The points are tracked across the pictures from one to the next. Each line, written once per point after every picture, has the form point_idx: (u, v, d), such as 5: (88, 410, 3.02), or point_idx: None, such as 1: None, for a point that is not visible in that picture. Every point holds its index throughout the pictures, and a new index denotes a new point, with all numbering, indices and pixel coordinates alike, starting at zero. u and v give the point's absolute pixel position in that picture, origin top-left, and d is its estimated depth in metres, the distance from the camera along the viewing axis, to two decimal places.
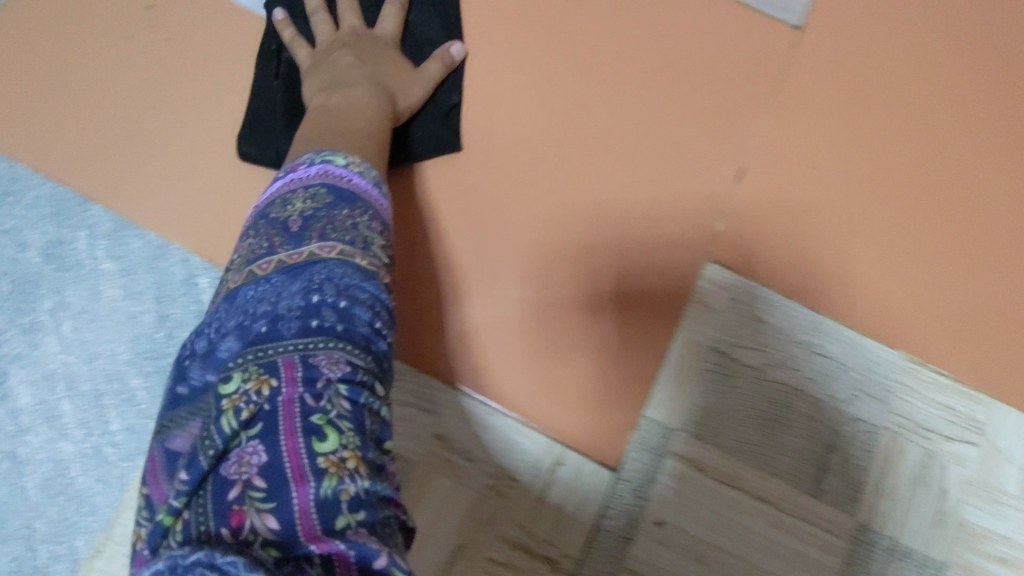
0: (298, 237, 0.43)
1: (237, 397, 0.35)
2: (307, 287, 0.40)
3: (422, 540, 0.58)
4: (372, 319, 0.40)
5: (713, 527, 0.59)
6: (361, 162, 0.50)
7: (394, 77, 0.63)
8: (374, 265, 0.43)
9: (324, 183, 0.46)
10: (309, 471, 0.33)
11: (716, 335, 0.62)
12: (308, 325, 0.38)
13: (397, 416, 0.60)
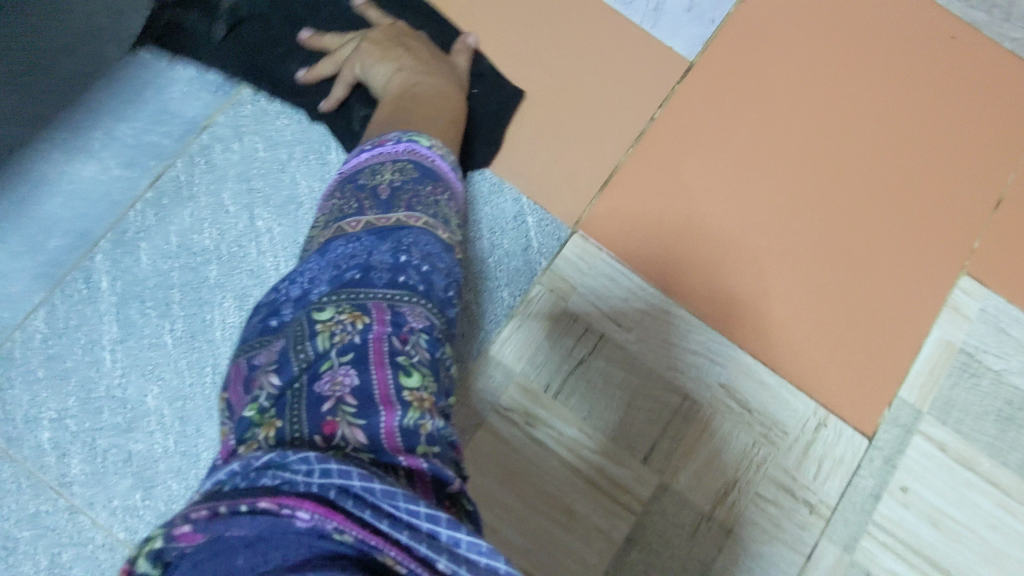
0: (388, 204, 0.49)
1: (333, 323, 0.41)
2: (393, 246, 0.47)
3: (703, 470, 0.67)
4: (446, 287, 0.48)
5: (948, 498, 0.68)
6: (443, 148, 0.56)
7: (439, 61, 0.71)
8: (450, 237, 0.51)
9: (412, 162, 0.53)
10: (395, 399, 0.39)
11: (966, 338, 0.72)
12: (396, 279, 0.45)
13: (690, 362, 0.70)
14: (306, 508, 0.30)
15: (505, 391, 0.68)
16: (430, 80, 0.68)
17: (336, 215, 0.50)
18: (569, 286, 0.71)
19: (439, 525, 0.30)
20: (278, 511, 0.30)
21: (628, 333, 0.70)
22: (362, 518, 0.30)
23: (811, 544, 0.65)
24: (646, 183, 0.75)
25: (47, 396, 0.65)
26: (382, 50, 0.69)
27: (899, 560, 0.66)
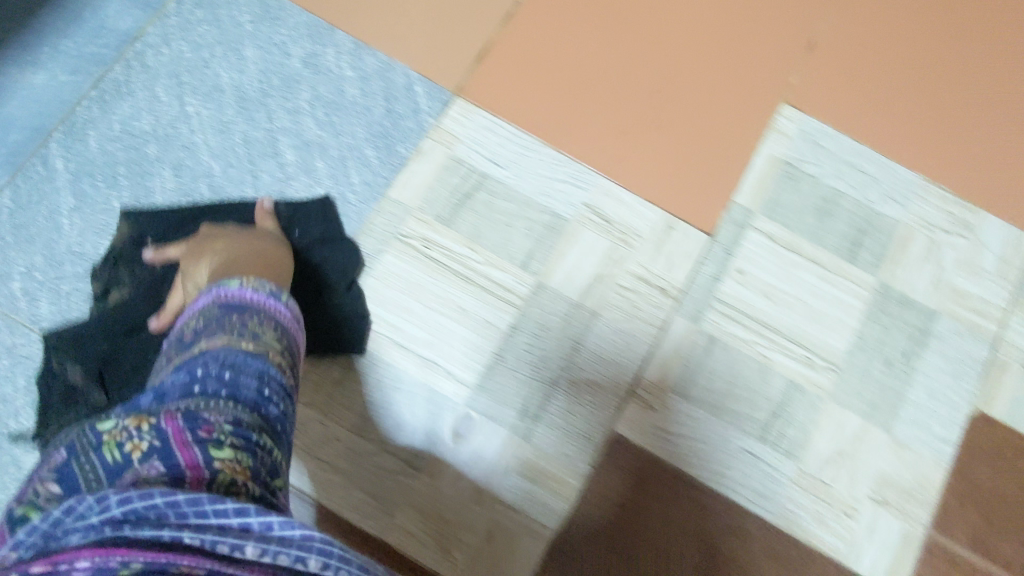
0: (187, 346, 0.53)
1: (117, 432, 0.43)
2: (191, 368, 0.49)
3: (573, 270, 0.80)
4: (260, 387, 0.50)
5: (777, 276, 0.82)
6: (254, 279, 0.59)
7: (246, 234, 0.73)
8: (261, 348, 0.53)
9: (215, 303, 0.56)
10: (204, 471, 0.42)
11: (788, 153, 0.87)
12: (190, 390, 0.47)
13: (559, 188, 0.83)
14: (84, 556, 0.33)
15: (405, 224, 0.81)
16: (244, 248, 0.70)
17: (150, 380, 0.53)
18: (455, 137, 0.84)
19: (249, 516, 0.36)
20: (55, 569, 0.32)
21: (503, 171, 0.83)
22: (157, 542, 0.34)
23: (664, 318, 0.79)
24: (518, 52, 0.88)
25: (14, 256, 0.77)
26: (197, 253, 0.70)
27: (739, 326, 0.80)
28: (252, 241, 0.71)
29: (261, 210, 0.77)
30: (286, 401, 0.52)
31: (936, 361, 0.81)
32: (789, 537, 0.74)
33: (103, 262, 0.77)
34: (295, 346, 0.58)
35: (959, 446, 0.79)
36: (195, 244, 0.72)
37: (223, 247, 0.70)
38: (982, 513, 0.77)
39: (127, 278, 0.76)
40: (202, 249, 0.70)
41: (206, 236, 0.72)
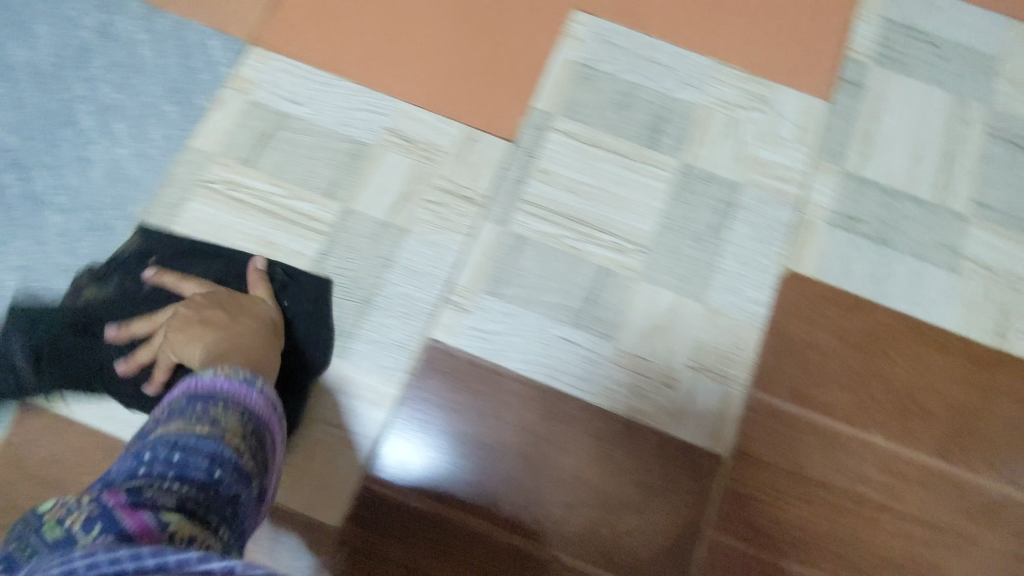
0: (145, 433, 0.51)
1: (61, 509, 0.42)
2: (144, 451, 0.48)
3: (379, 192, 0.82)
4: (210, 469, 0.48)
5: (580, 170, 0.84)
6: (231, 365, 0.58)
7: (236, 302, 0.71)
8: (218, 431, 0.51)
9: (183, 390, 0.55)
10: (158, 533, 0.41)
11: (583, 55, 0.89)
12: (136, 473, 0.46)
13: (359, 117, 0.84)
14: None
15: (208, 171, 0.81)
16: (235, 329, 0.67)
17: None
18: (251, 82, 0.85)
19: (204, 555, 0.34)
20: None
21: (304, 109, 0.84)
22: None
23: (471, 225, 0.81)
24: None
25: None
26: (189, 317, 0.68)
27: (545, 223, 0.82)
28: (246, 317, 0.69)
29: (261, 286, 0.75)
30: (240, 482, 0.50)
31: (745, 230, 0.83)
32: (611, 414, 0.76)
33: (87, 280, 0.76)
34: (265, 429, 0.56)
35: (772, 306, 0.81)
36: (197, 302, 0.69)
37: (212, 319, 0.67)
38: (798, 364, 0.79)
39: (104, 300, 0.74)
40: (187, 311, 0.68)
41: (205, 295, 0.70)
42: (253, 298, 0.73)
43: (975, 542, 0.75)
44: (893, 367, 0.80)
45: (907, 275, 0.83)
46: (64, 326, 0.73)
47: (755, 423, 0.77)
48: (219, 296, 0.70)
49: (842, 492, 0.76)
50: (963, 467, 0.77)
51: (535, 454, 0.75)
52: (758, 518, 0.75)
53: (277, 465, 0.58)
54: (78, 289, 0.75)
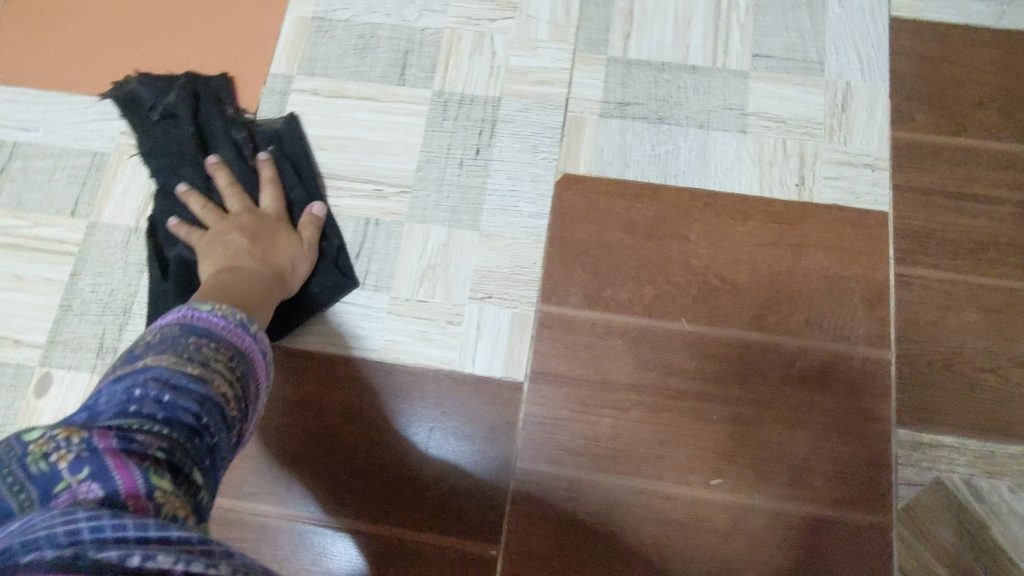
0: (134, 357, 0.45)
1: (44, 442, 0.37)
2: (133, 382, 0.42)
3: (123, 199, 0.78)
4: (198, 417, 0.42)
5: (328, 125, 0.80)
6: (228, 306, 0.52)
7: (281, 237, 0.69)
8: (212, 373, 0.45)
9: (181, 319, 0.50)
10: (145, 493, 0.36)
11: (316, 8, 0.84)
12: (126, 409, 0.40)
13: (93, 128, 0.81)
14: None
15: None
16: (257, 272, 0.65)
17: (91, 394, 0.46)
18: None
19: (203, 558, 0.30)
20: None
21: (35, 133, 0.81)
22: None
23: None
24: (22, 9, 0.85)
25: None
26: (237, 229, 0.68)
27: None
28: (276, 261, 0.67)
29: (314, 236, 0.72)
30: (224, 435, 0.44)
31: (511, 143, 0.78)
32: (396, 365, 0.72)
33: (225, 125, 0.76)
34: (257, 378, 0.50)
35: (551, 215, 0.76)
36: (250, 224, 0.69)
37: (249, 251, 0.66)
38: (588, 268, 0.74)
39: (223, 141, 0.76)
40: (228, 229, 0.68)
41: (258, 220, 0.70)
42: (298, 242, 0.70)
43: (806, 409, 0.70)
44: (690, 245, 0.75)
45: (691, 148, 0.78)
46: (190, 133, 0.75)
47: (551, 340, 0.72)
48: (261, 224, 0.69)
49: (656, 390, 0.71)
50: (781, 334, 0.72)
51: (325, 429, 0.71)
52: (569, 438, 0.70)
53: (263, 412, 0.53)
54: (222, 126, 0.76)
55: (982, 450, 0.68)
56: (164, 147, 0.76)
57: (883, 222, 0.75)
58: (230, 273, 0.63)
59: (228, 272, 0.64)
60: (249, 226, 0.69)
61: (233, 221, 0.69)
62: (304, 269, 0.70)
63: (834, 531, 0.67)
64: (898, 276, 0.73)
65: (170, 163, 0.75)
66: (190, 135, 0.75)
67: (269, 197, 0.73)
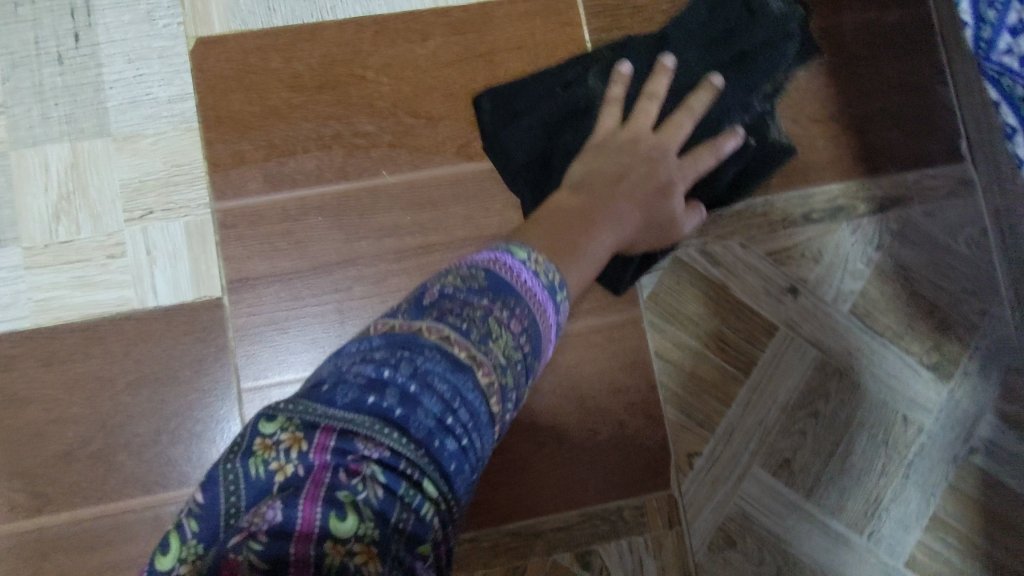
0: (421, 311, 0.38)
1: (269, 442, 0.32)
2: (389, 355, 0.35)
3: None
4: (443, 417, 0.34)
5: None
6: (542, 259, 0.44)
7: (650, 213, 0.59)
8: (475, 359, 0.36)
9: (485, 266, 0.41)
10: (317, 536, 0.29)
11: None
12: (364, 401, 0.33)
13: None
14: None
15: None
16: (608, 234, 0.56)
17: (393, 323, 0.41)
18: None
19: None
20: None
21: None
22: None
23: None
24: None
25: None
26: (643, 174, 0.60)
27: None
28: (630, 225, 0.58)
29: (681, 228, 0.62)
30: (478, 434, 0.36)
31: (118, 16, 0.62)
32: (59, 328, 0.58)
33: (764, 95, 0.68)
34: (537, 361, 0.40)
35: (195, 93, 0.62)
36: (637, 175, 0.59)
37: (622, 193, 0.58)
38: (260, 142, 0.62)
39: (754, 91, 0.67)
40: (624, 148, 0.60)
41: (651, 169, 0.60)
42: (658, 222, 0.60)
43: None
44: (370, 83, 0.64)
45: None
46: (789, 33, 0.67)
47: (239, 240, 0.61)
48: (655, 179, 0.60)
49: (375, 257, 0.62)
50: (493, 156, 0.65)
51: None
52: (293, 341, 0.60)
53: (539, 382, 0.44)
54: (772, 75, 0.68)
55: (710, 217, 0.67)
56: (715, 22, 0.67)
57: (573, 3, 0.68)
58: (599, 199, 0.57)
59: (584, 189, 0.58)
60: (649, 174, 0.60)
61: (634, 136, 0.61)
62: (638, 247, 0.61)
63: (590, 338, 0.64)
64: None
65: (695, 39, 0.66)
66: (658, 53, 0.66)
67: (703, 156, 0.62)
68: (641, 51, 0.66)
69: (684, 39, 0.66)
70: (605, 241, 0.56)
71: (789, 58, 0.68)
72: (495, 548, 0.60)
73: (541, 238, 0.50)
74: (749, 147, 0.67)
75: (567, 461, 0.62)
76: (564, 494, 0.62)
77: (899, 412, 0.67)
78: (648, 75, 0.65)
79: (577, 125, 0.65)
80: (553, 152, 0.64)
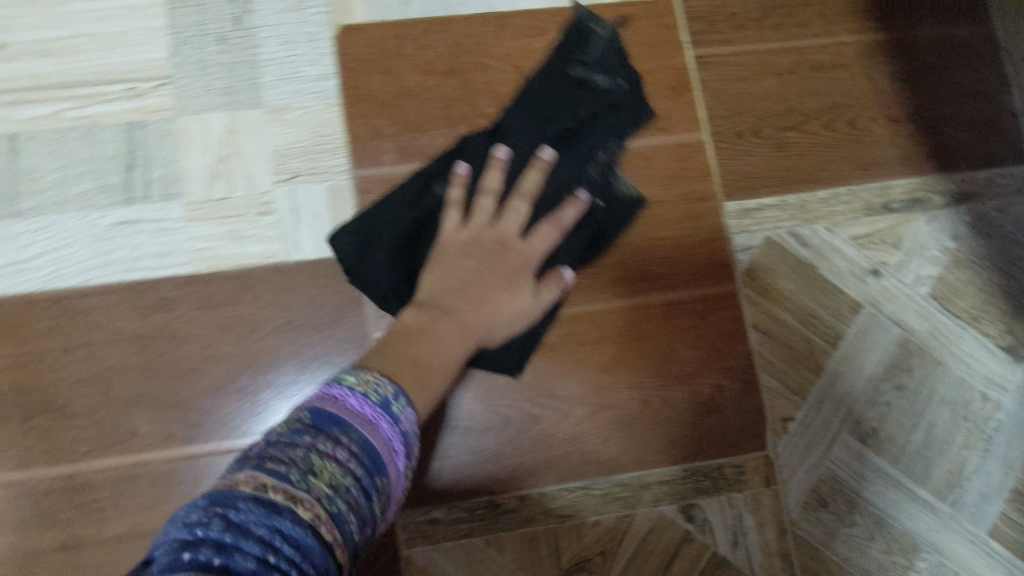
0: (244, 463, 0.39)
1: None
2: (197, 516, 0.34)
3: None
4: (267, 553, 0.32)
5: (45, 25, 0.67)
6: (372, 376, 0.48)
7: (504, 300, 0.60)
8: (296, 493, 0.36)
9: (313, 403, 0.44)
10: None
11: None
12: (179, 558, 0.31)
13: None
14: None
15: None
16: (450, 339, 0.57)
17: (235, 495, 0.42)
18: None
19: None
20: None
21: None
22: None
23: None
24: None
25: None
26: (495, 266, 0.60)
27: (29, 105, 0.66)
28: (487, 327, 0.59)
29: (546, 304, 0.63)
30: (315, 562, 0.34)
31: (272, 5, 0.70)
32: (215, 275, 0.64)
33: (609, 163, 0.67)
34: (376, 478, 0.42)
35: (338, 73, 0.69)
36: (484, 276, 0.60)
37: (471, 296, 0.59)
38: (394, 119, 0.69)
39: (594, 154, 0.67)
40: (458, 248, 0.61)
41: (501, 260, 0.61)
42: (511, 309, 0.60)
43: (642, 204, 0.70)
44: (492, 71, 0.71)
45: None
46: (603, 99, 0.67)
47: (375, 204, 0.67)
48: (504, 264, 0.61)
49: None
50: None
51: (160, 365, 0.63)
52: None
53: (393, 503, 0.45)
54: (607, 136, 0.67)
55: (799, 202, 0.72)
56: (543, 98, 0.67)
57: (672, 8, 0.74)
58: (443, 312, 0.58)
59: (430, 307, 0.58)
60: (500, 259, 0.61)
61: (500, 242, 0.61)
62: (504, 340, 0.62)
63: (687, 308, 0.69)
64: (697, 58, 0.74)
65: (527, 128, 0.66)
66: (492, 143, 0.66)
67: (545, 234, 0.62)
68: (476, 150, 0.66)
69: (519, 131, 0.66)
70: (459, 350, 0.57)
71: (626, 128, 0.69)
72: (607, 497, 0.65)
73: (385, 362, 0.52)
74: (594, 208, 0.66)
75: (669, 421, 0.67)
76: (667, 450, 0.66)
77: (978, 389, 0.70)
78: (483, 163, 0.65)
79: (430, 233, 0.64)
80: (409, 256, 0.63)
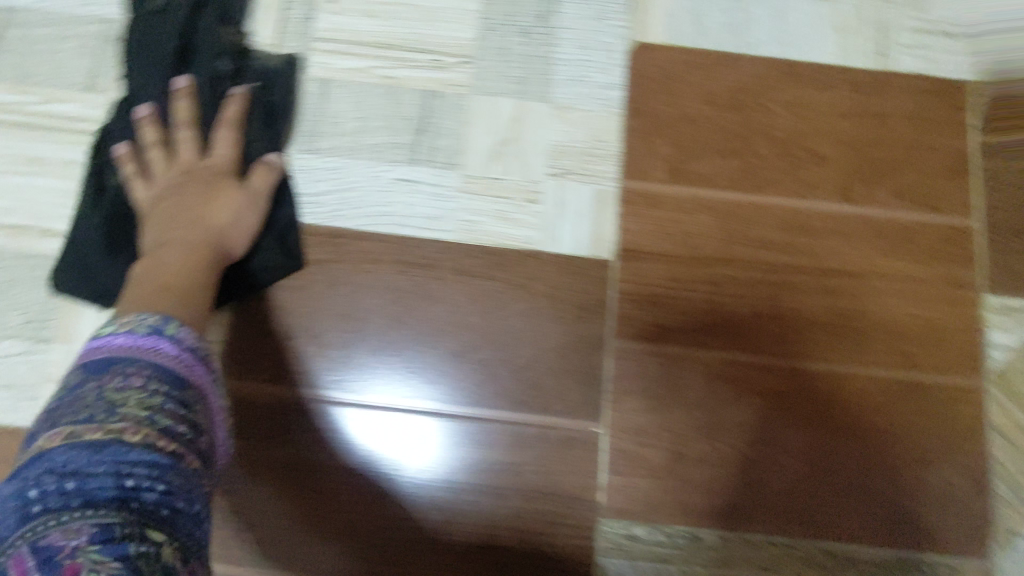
0: (38, 429, 0.38)
1: None
2: (27, 481, 0.35)
3: None
4: (120, 478, 0.35)
5: None
6: (131, 316, 0.44)
7: (239, 196, 0.63)
8: (118, 425, 0.36)
9: (95, 352, 0.41)
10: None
11: None
12: (31, 513, 0.34)
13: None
14: None
15: None
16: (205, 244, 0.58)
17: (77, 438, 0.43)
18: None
19: None
20: None
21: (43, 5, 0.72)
22: None
23: None
24: None
25: None
26: (194, 187, 0.62)
27: (347, 57, 0.71)
28: (213, 231, 0.60)
29: (262, 189, 0.64)
30: (173, 471, 0.37)
31: (576, 11, 0.73)
32: (473, 247, 0.67)
33: (213, 45, 0.66)
34: (186, 389, 0.41)
35: (626, 85, 0.72)
36: (179, 194, 0.61)
37: (176, 208, 0.60)
38: (671, 140, 0.70)
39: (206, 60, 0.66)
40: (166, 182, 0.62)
41: (195, 177, 0.62)
42: (201, 219, 0.60)
43: (899, 277, 0.68)
44: (774, 114, 0.71)
45: (769, 16, 0.74)
46: None
47: (636, 216, 0.69)
48: (202, 176, 0.62)
49: (748, 262, 0.68)
50: (871, 205, 0.70)
51: (408, 316, 0.65)
52: (663, 315, 0.66)
53: (217, 412, 0.44)
54: (216, 22, 0.67)
55: None
56: (152, 33, 0.66)
57: (967, 91, 0.73)
58: (159, 235, 0.58)
59: (162, 228, 0.58)
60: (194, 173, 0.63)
61: (187, 175, 0.62)
62: (246, 241, 0.62)
63: (929, 393, 0.66)
64: (983, 145, 0.72)
65: (157, 64, 0.65)
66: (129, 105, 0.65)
67: (221, 145, 0.64)
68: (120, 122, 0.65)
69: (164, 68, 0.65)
70: (191, 260, 0.56)
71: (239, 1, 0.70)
72: (809, 562, 0.63)
73: (157, 278, 0.52)
74: (261, 90, 0.67)
75: (886, 501, 0.64)
76: (878, 530, 0.63)
77: None
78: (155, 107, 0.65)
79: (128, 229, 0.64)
80: (118, 228, 0.63)
